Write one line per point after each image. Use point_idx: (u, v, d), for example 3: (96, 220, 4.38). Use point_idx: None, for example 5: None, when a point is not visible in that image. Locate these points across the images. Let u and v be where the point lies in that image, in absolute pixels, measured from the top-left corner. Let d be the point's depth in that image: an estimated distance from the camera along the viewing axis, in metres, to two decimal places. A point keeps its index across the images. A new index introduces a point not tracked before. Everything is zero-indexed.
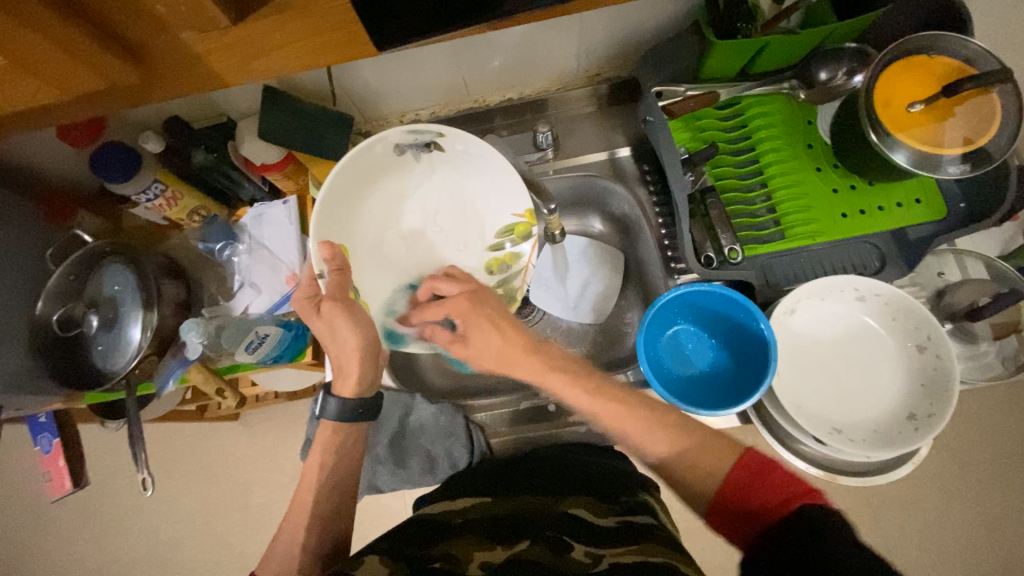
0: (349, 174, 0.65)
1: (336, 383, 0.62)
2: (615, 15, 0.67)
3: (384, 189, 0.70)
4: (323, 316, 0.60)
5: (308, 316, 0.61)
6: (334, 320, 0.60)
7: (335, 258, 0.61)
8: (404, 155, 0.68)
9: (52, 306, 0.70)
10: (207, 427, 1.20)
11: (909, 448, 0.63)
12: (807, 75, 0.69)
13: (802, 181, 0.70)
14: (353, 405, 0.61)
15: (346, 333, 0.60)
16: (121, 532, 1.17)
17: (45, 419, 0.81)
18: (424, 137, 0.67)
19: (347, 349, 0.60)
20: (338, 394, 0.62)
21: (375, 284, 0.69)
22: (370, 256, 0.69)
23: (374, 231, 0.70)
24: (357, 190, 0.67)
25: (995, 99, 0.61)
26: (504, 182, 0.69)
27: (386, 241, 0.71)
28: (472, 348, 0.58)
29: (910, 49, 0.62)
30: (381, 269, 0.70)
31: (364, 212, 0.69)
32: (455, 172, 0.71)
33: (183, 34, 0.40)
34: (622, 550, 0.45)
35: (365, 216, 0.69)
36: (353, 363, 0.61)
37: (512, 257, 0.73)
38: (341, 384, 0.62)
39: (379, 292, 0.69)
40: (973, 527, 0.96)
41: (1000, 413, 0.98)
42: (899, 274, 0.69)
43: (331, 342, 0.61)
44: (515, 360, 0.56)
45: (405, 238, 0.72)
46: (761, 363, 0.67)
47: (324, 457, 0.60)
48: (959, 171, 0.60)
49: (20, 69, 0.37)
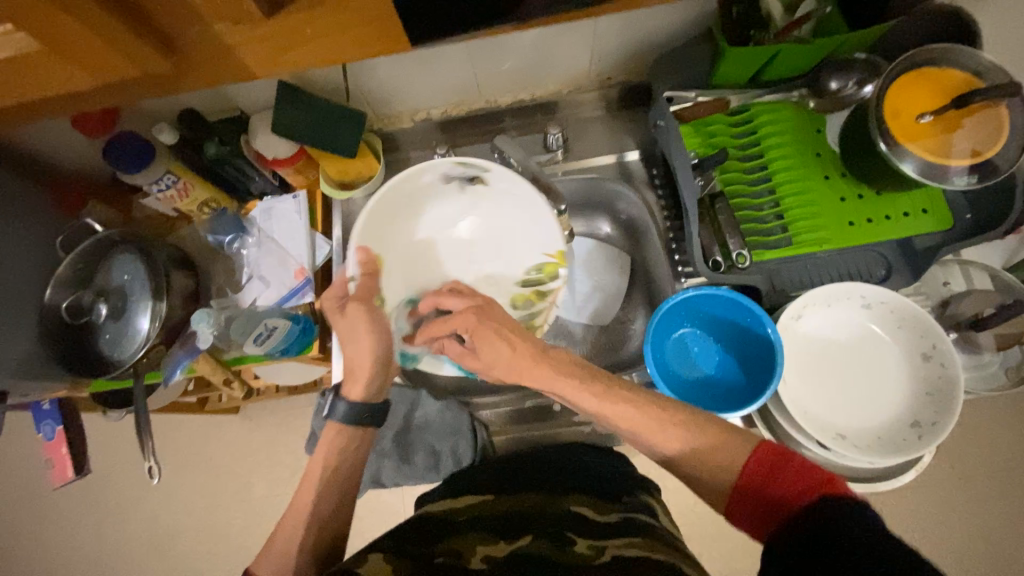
0: (394, 193, 0.67)
1: (346, 386, 0.63)
2: (629, 19, 0.68)
3: (426, 212, 0.72)
4: (348, 315, 0.63)
5: (333, 314, 0.64)
6: (357, 319, 0.63)
7: (369, 263, 0.66)
8: (449, 184, 0.70)
9: (60, 293, 0.70)
10: (209, 420, 1.20)
11: (912, 455, 0.64)
12: (817, 85, 0.69)
13: (810, 189, 0.71)
14: (361, 406, 0.62)
15: (366, 332, 0.63)
16: (118, 523, 1.17)
17: (48, 407, 0.81)
18: (471, 171, 0.69)
19: (361, 350, 0.63)
20: (347, 397, 0.62)
21: (404, 303, 0.70)
22: (405, 273, 0.71)
23: (410, 251, 0.72)
24: (401, 208, 0.70)
25: (1004, 111, 0.61)
26: (539, 222, 0.70)
27: (420, 262, 0.72)
28: (484, 356, 0.60)
29: (919, 61, 0.63)
30: (411, 289, 0.71)
31: (402, 232, 0.71)
32: (495, 207, 0.72)
33: (216, 25, 0.40)
34: (624, 543, 0.46)
35: (404, 236, 0.71)
36: (365, 365, 0.63)
37: (538, 293, 0.73)
38: (350, 387, 0.63)
39: (404, 309, 0.69)
40: (973, 539, 0.96)
41: (1001, 423, 0.99)
42: (904, 282, 0.70)
43: (348, 343, 0.63)
44: (520, 367, 0.59)
45: (438, 265, 0.73)
46: (768, 368, 0.68)
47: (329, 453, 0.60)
48: (966, 183, 0.60)
49: (57, 54, 0.38)
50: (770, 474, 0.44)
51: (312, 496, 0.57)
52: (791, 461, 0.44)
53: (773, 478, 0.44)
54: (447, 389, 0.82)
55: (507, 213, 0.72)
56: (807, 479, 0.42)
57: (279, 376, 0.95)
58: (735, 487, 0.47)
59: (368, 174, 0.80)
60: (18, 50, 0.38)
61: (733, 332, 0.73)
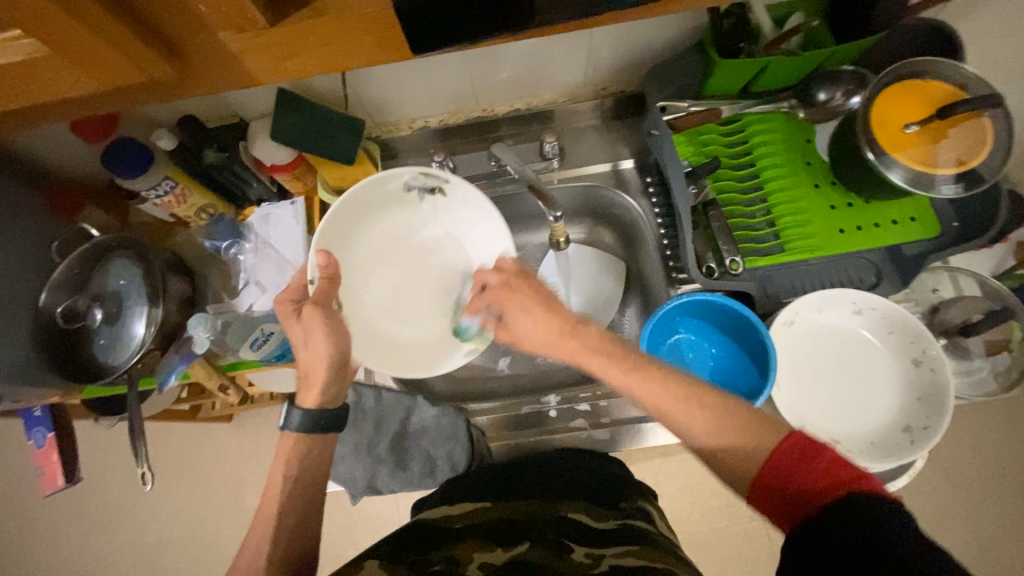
0: (354, 199, 0.68)
1: (301, 392, 0.60)
2: (624, 31, 0.69)
3: (385, 222, 0.72)
4: (302, 320, 0.60)
5: (288, 319, 0.61)
6: (312, 324, 0.60)
7: (328, 267, 0.61)
8: (408, 195, 0.71)
9: (55, 297, 0.70)
10: (202, 428, 1.20)
11: (905, 460, 0.65)
12: (806, 95, 0.71)
13: (800, 197, 0.72)
14: (316, 415, 0.58)
15: (319, 337, 0.59)
16: (107, 534, 1.15)
17: (39, 413, 0.80)
18: (432, 181, 0.70)
19: (317, 355, 0.59)
20: (302, 405, 0.59)
21: (360, 309, 0.70)
22: (363, 280, 0.71)
23: (369, 260, 0.72)
24: (361, 216, 0.70)
25: (988, 121, 0.63)
26: (493, 230, 0.71)
27: (379, 270, 0.72)
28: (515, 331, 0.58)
29: (905, 73, 0.65)
30: (369, 297, 0.71)
31: (362, 240, 0.71)
32: (452, 218, 0.73)
33: (220, 33, 0.41)
34: (621, 551, 0.45)
35: (365, 243, 0.71)
36: (320, 371, 0.59)
37: None
38: (306, 393, 0.59)
39: (360, 317, 0.69)
40: (966, 547, 0.97)
41: (992, 431, 1.00)
42: (891, 289, 0.71)
43: (304, 349, 0.60)
44: (548, 341, 0.55)
45: (397, 274, 0.73)
46: (761, 374, 0.69)
47: (324, 460, 0.60)
48: (952, 191, 0.62)
49: (64, 59, 0.38)
50: (797, 467, 0.42)
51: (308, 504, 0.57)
52: (821, 453, 0.41)
53: (799, 472, 0.41)
54: (442, 395, 0.83)
55: (466, 225, 0.73)
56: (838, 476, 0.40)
57: (272, 381, 0.94)
58: (755, 478, 0.44)
59: None
60: (25, 54, 0.38)
61: (728, 338, 0.74)
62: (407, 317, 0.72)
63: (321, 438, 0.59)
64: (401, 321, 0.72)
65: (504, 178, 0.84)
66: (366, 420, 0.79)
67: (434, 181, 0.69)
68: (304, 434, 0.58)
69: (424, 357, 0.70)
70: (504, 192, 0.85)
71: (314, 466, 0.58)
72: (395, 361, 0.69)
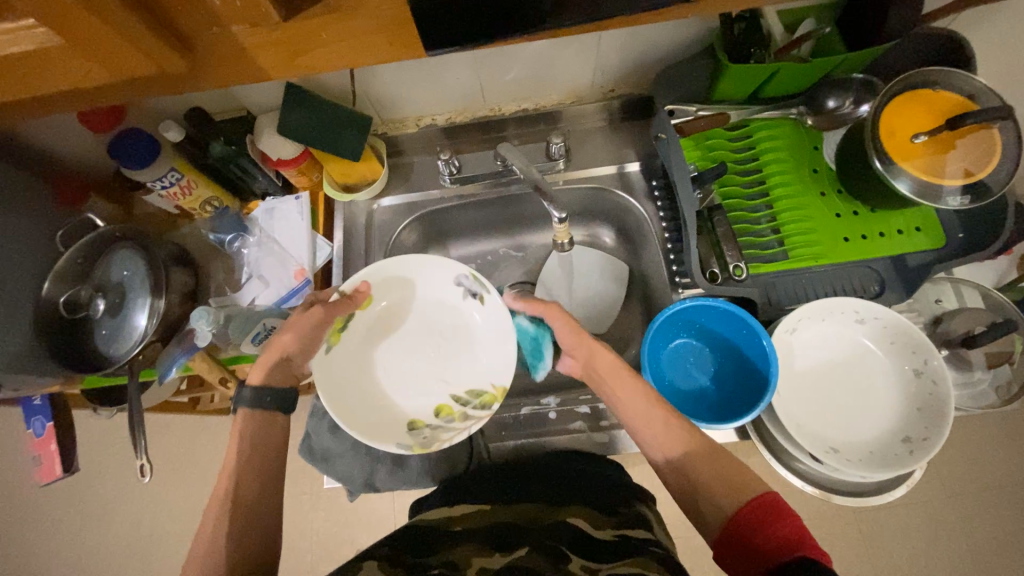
0: (407, 264, 0.69)
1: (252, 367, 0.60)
2: (632, 36, 0.69)
3: (420, 300, 0.72)
4: (308, 309, 0.62)
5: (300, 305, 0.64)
6: (306, 317, 0.62)
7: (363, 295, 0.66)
8: (456, 292, 0.71)
9: (58, 287, 0.70)
10: (201, 419, 1.20)
11: (904, 471, 0.64)
12: (814, 103, 0.73)
13: (805, 204, 0.72)
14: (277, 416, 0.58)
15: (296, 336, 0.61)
16: (104, 524, 1.15)
17: (39, 402, 0.80)
18: (478, 288, 0.69)
19: (286, 339, 0.60)
20: (249, 379, 0.59)
21: (348, 352, 0.67)
22: (372, 331, 0.70)
23: (387, 321, 0.71)
24: (406, 283, 0.71)
25: (996, 133, 0.63)
26: (504, 350, 0.68)
27: (389, 336, 0.70)
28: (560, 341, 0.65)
29: (915, 84, 0.65)
30: (365, 346, 0.69)
31: (395, 299, 0.71)
32: (480, 328, 0.71)
33: (233, 27, 0.41)
34: (618, 564, 0.45)
35: (396, 305, 0.71)
36: (275, 353, 0.60)
37: (462, 414, 0.66)
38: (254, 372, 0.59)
39: (345, 356, 0.67)
40: (961, 558, 0.97)
41: (990, 443, 1.00)
42: (896, 299, 0.71)
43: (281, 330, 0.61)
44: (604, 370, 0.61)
45: (401, 350, 0.70)
46: (763, 380, 0.68)
47: None
48: (959, 203, 0.62)
49: (76, 49, 0.38)
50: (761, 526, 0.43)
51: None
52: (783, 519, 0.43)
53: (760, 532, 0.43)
54: None
55: (489, 339, 0.70)
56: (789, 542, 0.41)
57: None
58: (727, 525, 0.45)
59: (370, 177, 0.81)
60: (38, 44, 0.37)
61: (732, 346, 0.73)
62: (388, 388, 0.68)
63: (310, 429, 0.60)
64: (380, 386, 0.68)
65: (509, 178, 0.83)
66: None
67: (483, 288, 0.69)
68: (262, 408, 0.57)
69: (367, 426, 0.63)
70: (508, 191, 0.84)
71: None
72: (351, 411, 0.64)
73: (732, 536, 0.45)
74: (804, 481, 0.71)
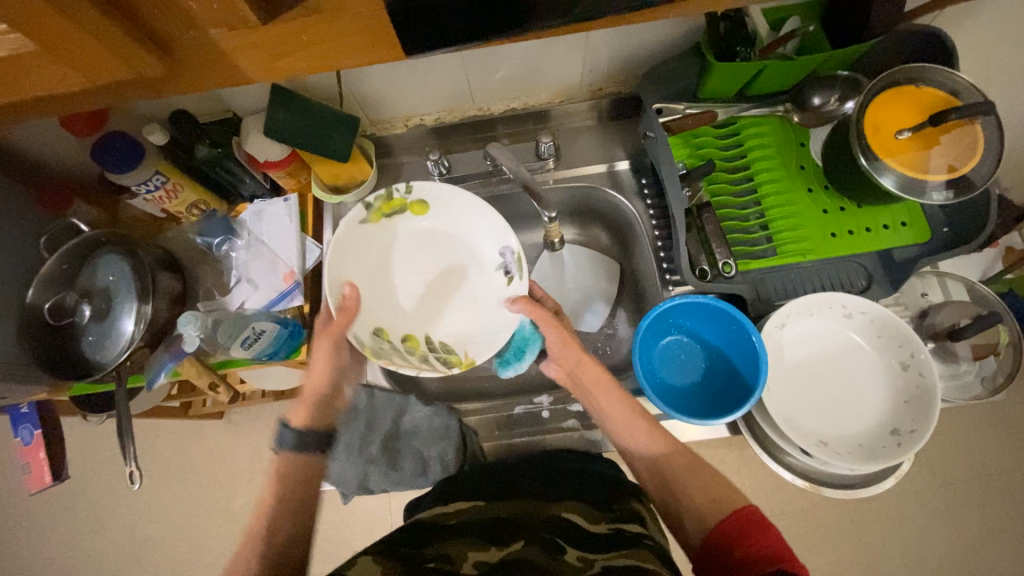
0: (469, 202, 0.68)
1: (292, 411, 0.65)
2: (620, 34, 0.69)
3: (458, 238, 0.70)
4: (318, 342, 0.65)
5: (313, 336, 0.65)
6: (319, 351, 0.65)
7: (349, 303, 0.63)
8: (492, 261, 0.70)
9: (43, 293, 0.69)
10: (192, 424, 1.19)
11: (892, 462, 0.65)
12: (800, 100, 0.72)
13: (793, 201, 0.73)
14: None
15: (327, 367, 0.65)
16: (95, 531, 1.14)
17: (26, 410, 0.79)
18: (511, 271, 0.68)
19: (318, 379, 0.65)
20: (291, 423, 0.64)
21: (374, 236, 0.68)
22: (408, 237, 0.70)
23: (421, 236, 0.70)
24: (458, 219, 0.70)
25: (979, 129, 0.64)
26: (496, 329, 0.69)
27: (413, 248, 0.70)
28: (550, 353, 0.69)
29: (899, 80, 0.65)
30: (387, 245, 0.69)
31: (446, 224, 0.70)
32: (491, 299, 0.70)
33: (211, 30, 0.40)
34: (613, 555, 0.46)
35: (443, 229, 0.70)
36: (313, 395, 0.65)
37: (421, 354, 0.67)
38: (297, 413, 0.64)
39: (364, 239, 0.67)
40: (951, 546, 0.98)
41: (978, 433, 1.01)
42: (883, 293, 0.72)
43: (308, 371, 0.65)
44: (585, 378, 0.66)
45: (415, 268, 0.70)
46: (753, 376, 0.68)
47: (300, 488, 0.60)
48: (943, 198, 0.62)
49: (51, 55, 0.38)
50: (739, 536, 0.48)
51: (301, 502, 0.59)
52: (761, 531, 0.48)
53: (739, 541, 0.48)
54: (436, 394, 0.83)
55: (491, 316, 0.69)
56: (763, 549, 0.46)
57: (266, 379, 0.94)
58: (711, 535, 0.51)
59: (359, 178, 0.80)
60: (11, 49, 0.37)
61: (722, 342, 0.74)
62: (384, 290, 0.69)
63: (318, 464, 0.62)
64: (385, 281, 0.69)
65: (501, 177, 0.83)
66: (358, 420, 0.76)
67: (518, 273, 0.68)
68: (308, 449, 0.62)
69: (346, 307, 0.65)
70: (499, 191, 0.84)
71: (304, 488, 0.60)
72: (344, 278, 0.65)
73: (715, 542, 0.50)
74: (794, 475, 0.72)
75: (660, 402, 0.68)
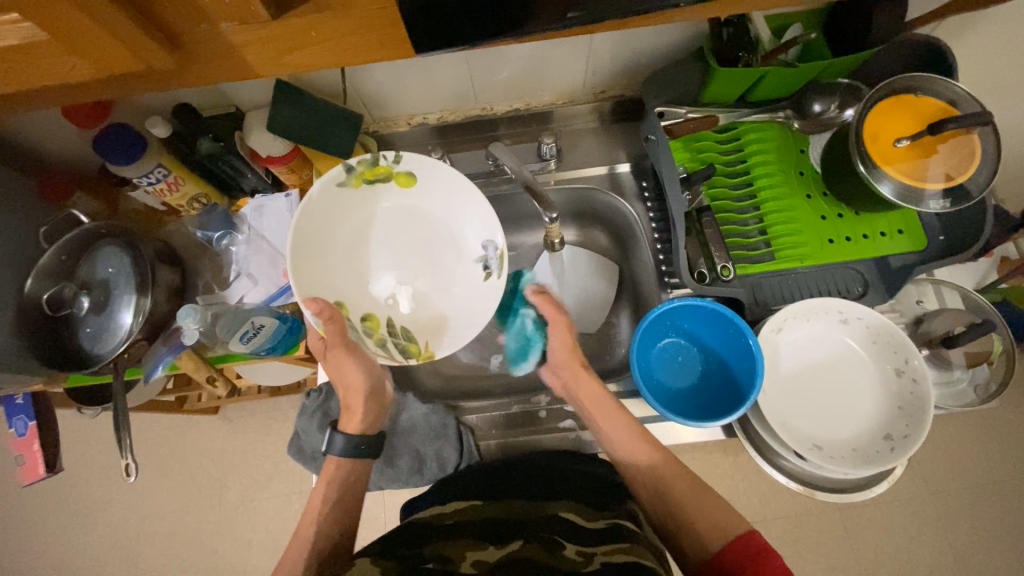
0: (454, 183, 0.69)
1: (343, 420, 0.66)
2: (624, 37, 0.70)
3: (438, 218, 0.72)
4: (330, 355, 0.64)
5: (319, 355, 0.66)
6: (340, 362, 0.64)
7: (322, 311, 0.62)
8: (472, 253, 0.71)
9: (41, 284, 0.69)
10: (187, 419, 1.19)
11: (884, 467, 0.66)
12: (801, 106, 0.73)
13: (792, 207, 0.73)
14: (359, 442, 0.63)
15: (352, 371, 0.65)
16: (87, 525, 1.14)
17: (21, 401, 0.79)
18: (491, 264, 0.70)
19: (354, 387, 0.65)
20: (342, 429, 0.65)
21: (351, 199, 0.69)
22: (388, 207, 0.71)
23: (399, 209, 0.71)
24: (442, 200, 0.71)
25: (976, 138, 0.65)
26: (467, 320, 0.69)
27: (389, 221, 0.71)
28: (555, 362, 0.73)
29: (898, 89, 0.66)
30: (363, 215, 0.70)
31: (431, 203, 0.71)
32: (464, 289, 0.71)
33: (222, 24, 0.41)
34: (611, 549, 0.47)
35: (426, 209, 0.71)
36: (359, 400, 0.65)
37: (379, 337, 0.67)
38: (348, 420, 0.65)
39: (339, 201, 0.68)
40: (941, 553, 0.99)
41: (969, 440, 1.02)
42: (879, 300, 0.72)
43: (339, 381, 0.66)
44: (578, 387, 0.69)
45: (388, 242, 0.71)
46: (749, 379, 0.69)
47: (320, 488, 0.61)
48: (940, 206, 0.63)
49: (61, 45, 0.38)
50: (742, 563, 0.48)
51: (322, 493, 0.60)
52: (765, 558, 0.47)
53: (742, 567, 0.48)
54: (434, 392, 0.83)
55: (462, 306, 0.70)
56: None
57: (262, 374, 0.94)
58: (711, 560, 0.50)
59: None
60: (22, 38, 0.37)
61: (719, 346, 0.74)
62: (352, 260, 0.70)
63: (340, 465, 0.63)
64: (354, 251, 0.70)
65: (501, 178, 0.84)
66: None
67: (498, 269, 0.69)
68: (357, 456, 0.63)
69: (307, 269, 0.65)
70: (499, 191, 0.85)
71: (326, 491, 0.61)
72: (309, 240, 0.66)
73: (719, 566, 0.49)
74: (788, 478, 0.73)
75: (656, 403, 0.68)
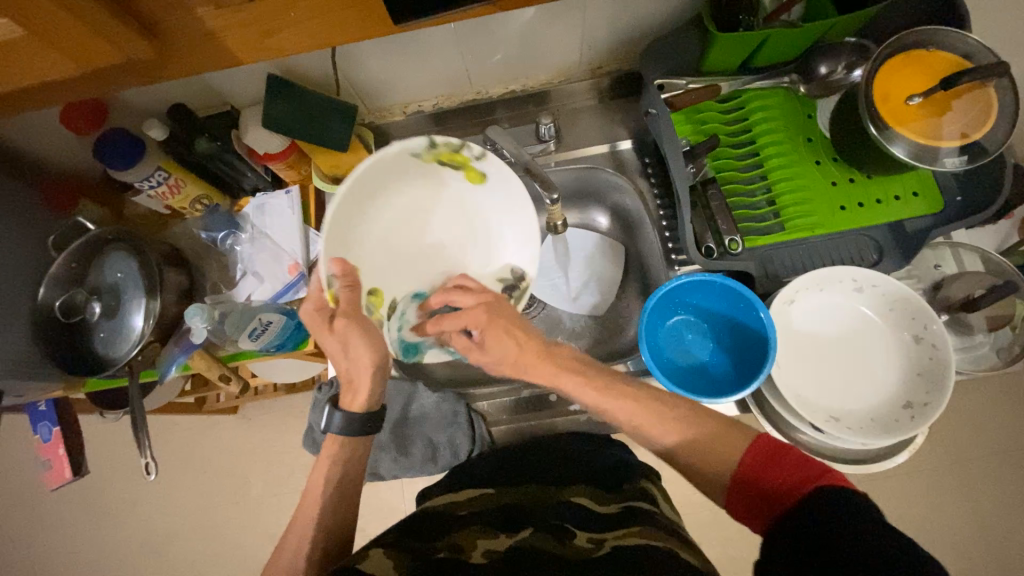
0: (516, 205, 0.68)
1: (345, 398, 0.62)
2: (617, 7, 0.68)
3: (482, 224, 0.70)
4: (337, 332, 0.59)
5: (319, 328, 0.60)
6: (346, 337, 0.59)
7: (347, 276, 0.59)
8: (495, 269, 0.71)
9: (52, 293, 0.70)
10: (207, 419, 1.21)
11: (905, 436, 0.65)
12: (807, 70, 0.69)
13: (800, 174, 0.71)
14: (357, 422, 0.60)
15: (362, 350, 0.60)
16: (119, 525, 1.17)
17: (44, 408, 0.80)
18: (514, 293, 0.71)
19: (360, 365, 0.60)
20: (345, 409, 0.62)
21: (420, 169, 0.65)
22: (450, 194, 0.69)
23: (457, 200, 0.69)
24: (496, 212, 0.70)
25: (992, 91, 0.62)
26: None
27: (437, 211, 0.69)
28: (489, 355, 0.60)
29: (908, 44, 0.63)
30: (417, 195, 0.68)
31: (489, 206, 0.70)
32: None
33: (199, 10, 0.40)
34: (623, 533, 0.46)
35: (473, 210, 0.70)
36: (364, 378, 0.61)
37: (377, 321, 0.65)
38: (350, 400, 0.62)
39: (407, 168, 0.65)
40: (967, 522, 0.97)
41: (994, 408, 1.00)
42: (894, 266, 0.71)
43: (344, 358, 0.61)
44: (526, 364, 0.60)
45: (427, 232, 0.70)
46: (761, 353, 0.68)
47: (322, 469, 0.60)
48: (956, 164, 0.61)
49: (40, 42, 0.38)
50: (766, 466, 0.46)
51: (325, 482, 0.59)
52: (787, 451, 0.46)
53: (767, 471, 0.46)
54: (444, 380, 0.83)
55: None
56: (806, 469, 0.44)
57: (275, 371, 0.95)
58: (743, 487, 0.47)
59: None
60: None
61: (729, 322, 0.74)
62: (386, 232, 0.67)
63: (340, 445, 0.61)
64: (391, 228, 0.67)
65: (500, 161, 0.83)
66: None
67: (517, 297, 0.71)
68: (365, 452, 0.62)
69: (341, 223, 0.62)
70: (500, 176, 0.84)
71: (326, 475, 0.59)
72: (361, 195, 0.62)
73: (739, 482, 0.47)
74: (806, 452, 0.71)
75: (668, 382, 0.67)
